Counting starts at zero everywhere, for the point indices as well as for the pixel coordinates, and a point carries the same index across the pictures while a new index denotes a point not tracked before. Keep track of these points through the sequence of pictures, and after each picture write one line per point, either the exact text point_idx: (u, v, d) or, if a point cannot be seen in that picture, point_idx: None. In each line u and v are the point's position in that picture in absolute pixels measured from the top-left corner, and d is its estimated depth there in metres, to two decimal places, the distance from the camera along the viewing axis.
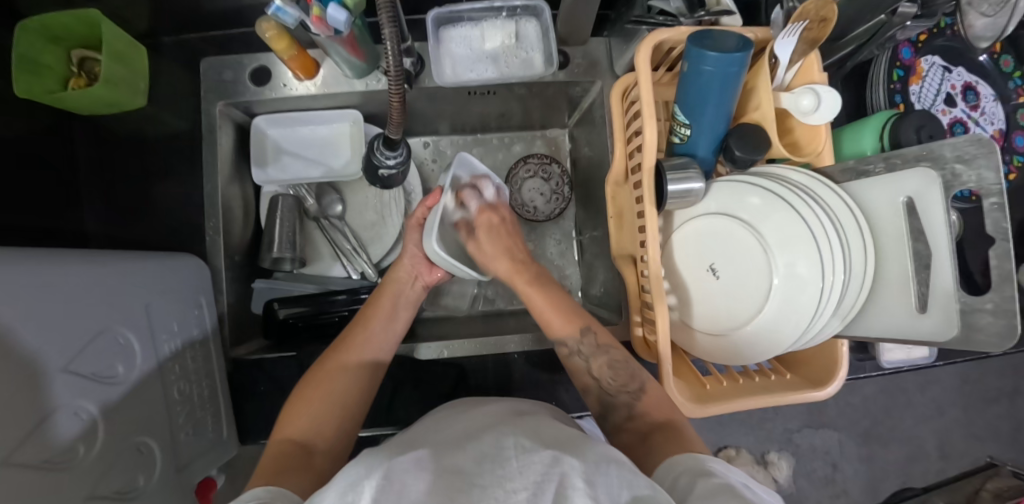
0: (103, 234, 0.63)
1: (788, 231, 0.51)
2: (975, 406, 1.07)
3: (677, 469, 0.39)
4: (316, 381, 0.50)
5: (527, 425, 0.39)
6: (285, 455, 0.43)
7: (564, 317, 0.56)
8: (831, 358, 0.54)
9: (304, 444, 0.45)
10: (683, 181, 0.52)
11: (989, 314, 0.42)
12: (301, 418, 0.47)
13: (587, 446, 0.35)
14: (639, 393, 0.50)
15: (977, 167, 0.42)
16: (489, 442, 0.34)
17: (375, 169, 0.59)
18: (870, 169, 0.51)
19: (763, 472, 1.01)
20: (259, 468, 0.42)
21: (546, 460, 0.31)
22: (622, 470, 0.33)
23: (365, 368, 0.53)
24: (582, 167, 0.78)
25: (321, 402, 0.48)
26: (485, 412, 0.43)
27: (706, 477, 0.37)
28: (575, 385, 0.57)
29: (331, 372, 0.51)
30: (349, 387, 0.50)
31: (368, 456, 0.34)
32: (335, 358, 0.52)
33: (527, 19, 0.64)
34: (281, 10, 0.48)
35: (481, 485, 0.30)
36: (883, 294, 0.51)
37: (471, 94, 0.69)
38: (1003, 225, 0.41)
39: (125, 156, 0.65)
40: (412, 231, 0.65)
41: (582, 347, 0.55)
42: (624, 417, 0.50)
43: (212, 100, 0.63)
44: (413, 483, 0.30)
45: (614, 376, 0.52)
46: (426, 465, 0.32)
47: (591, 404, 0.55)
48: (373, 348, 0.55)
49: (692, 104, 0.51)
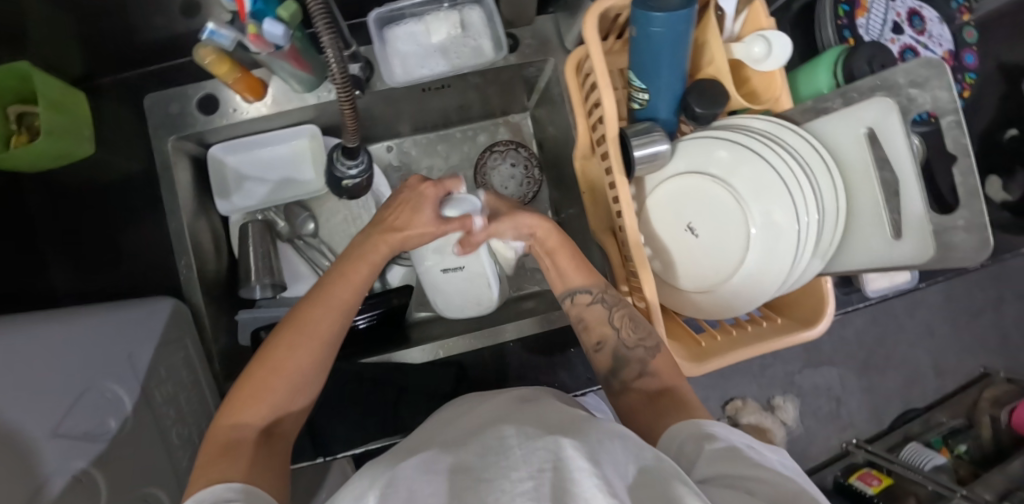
0: (73, 286, 0.61)
1: (756, 180, 0.51)
2: (961, 321, 1.12)
3: (680, 436, 0.42)
4: (274, 368, 0.45)
5: (524, 413, 0.39)
6: (239, 445, 0.42)
7: (586, 272, 0.56)
8: (817, 296, 0.55)
9: (261, 431, 0.44)
10: (648, 145, 0.52)
11: (962, 231, 0.45)
12: (254, 403, 0.44)
13: (588, 427, 0.35)
14: (656, 350, 0.51)
15: (931, 89, 0.45)
16: (493, 435, 0.35)
17: (337, 180, 0.57)
18: (828, 106, 0.53)
19: (771, 417, 1.03)
20: (218, 455, 0.41)
21: (545, 444, 0.31)
22: (622, 445, 0.33)
23: (329, 349, 0.48)
24: (549, 148, 0.77)
25: (281, 388, 0.45)
26: (489, 408, 0.43)
27: (710, 441, 0.39)
28: (590, 338, 0.55)
29: (293, 344, 0.46)
30: (309, 373, 0.47)
31: (371, 467, 0.35)
32: (296, 338, 0.46)
33: (470, 6, 0.62)
34: (215, 33, 0.48)
35: (486, 479, 0.30)
36: (858, 227, 0.52)
37: (426, 91, 0.68)
38: (962, 140, 0.44)
39: (82, 206, 0.63)
40: (423, 208, 0.52)
41: (605, 296, 0.54)
42: (636, 374, 0.51)
43: (162, 137, 0.61)
44: (419, 483, 0.31)
45: (634, 329, 0.52)
46: (431, 467, 0.32)
47: (602, 361, 0.54)
48: (340, 312, 0.49)
49: (646, 69, 0.52)
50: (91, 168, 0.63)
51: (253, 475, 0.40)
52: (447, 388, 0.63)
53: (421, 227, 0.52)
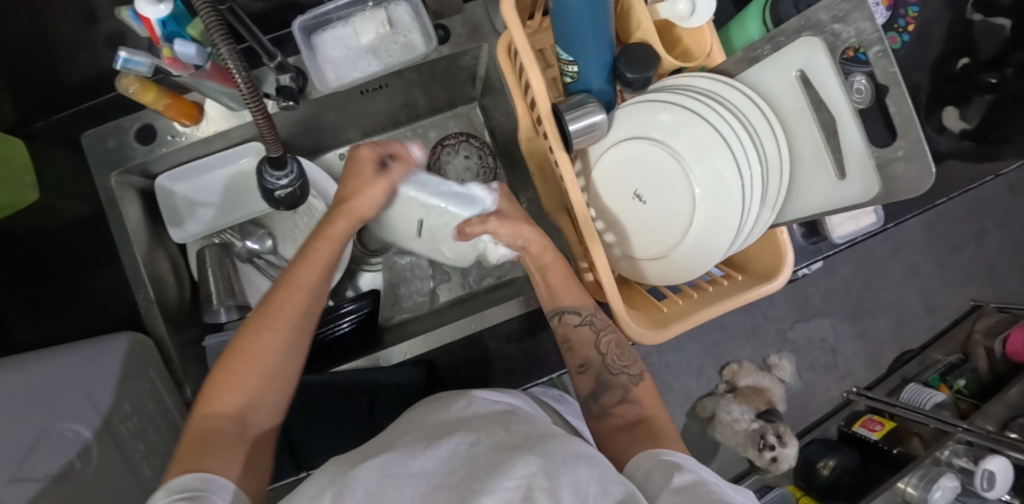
0: (34, 335, 0.61)
1: (697, 139, 0.50)
2: (945, 256, 1.12)
3: (648, 463, 0.42)
4: (247, 353, 0.44)
5: (500, 423, 0.40)
6: (214, 435, 0.40)
7: (576, 294, 0.57)
8: (776, 247, 0.54)
9: (238, 420, 0.42)
10: (582, 118, 0.51)
11: (903, 161, 0.43)
12: (231, 392, 0.42)
13: (550, 443, 0.36)
14: (639, 378, 0.54)
15: (853, 22, 0.44)
16: (460, 443, 0.36)
17: (269, 191, 0.56)
18: (759, 53, 0.51)
19: (769, 376, 1.01)
20: (185, 449, 0.38)
21: (513, 462, 0.32)
22: (589, 469, 0.34)
23: (303, 332, 0.47)
24: (500, 135, 0.77)
25: (258, 376, 0.43)
26: (456, 412, 0.43)
27: (676, 471, 0.39)
28: (573, 360, 0.56)
29: (265, 330, 0.45)
30: (288, 359, 0.45)
31: (335, 465, 0.37)
32: (268, 322, 0.45)
33: (395, 2, 0.62)
34: (130, 61, 0.47)
35: (447, 486, 0.31)
36: (804, 172, 0.52)
37: (365, 93, 0.67)
38: (891, 70, 0.42)
39: (33, 252, 0.62)
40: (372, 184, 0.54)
41: (594, 319, 0.56)
42: (617, 401, 0.53)
43: (104, 173, 0.60)
44: (375, 488, 0.32)
45: (619, 356, 0.55)
46: (384, 470, 0.33)
47: (582, 383, 0.55)
48: (311, 297, 0.49)
49: (570, 40, 0.51)
50: (38, 214, 0.63)
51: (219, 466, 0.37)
52: (420, 387, 0.64)
53: (373, 198, 0.54)
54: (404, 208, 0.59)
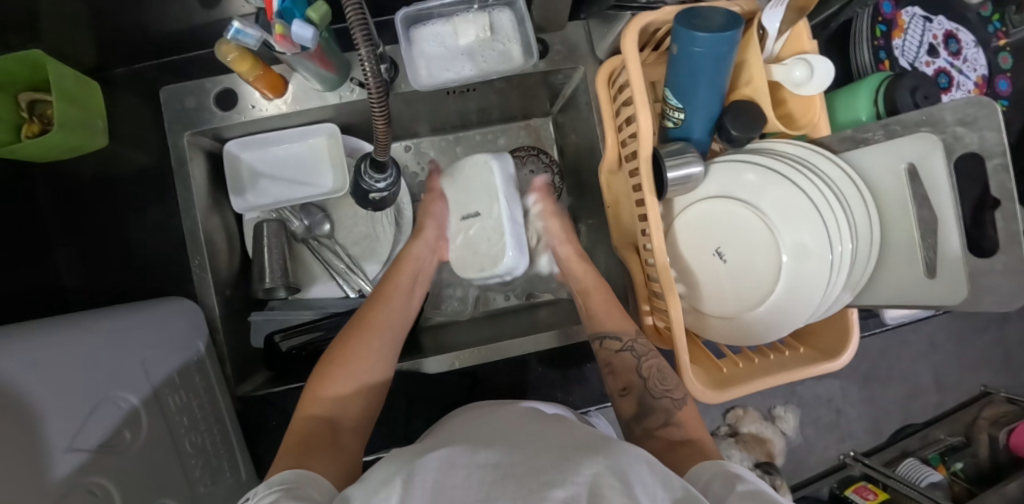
0: (81, 284, 0.60)
1: (786, 202, 0.50)
2: (965, 339, 1.13)
3: (706, 473, 0.40)
4: (341, 357, 0.51)
5: (557, 427, 0.39)
6: (312, 431, 0.44)
7: (618, 319, 0.60)
8: (843, 329, 0.54)
9: (331, 420, 0.46)
10: (682, 167, 0.51)
11: (998, 275, 0.43)
12: (325, 393, 0.48)
13: (614, 445, 0.35)
14: (683, 402, 0.52)
15: (979, 128, 0.42)
16: (518, 444, 0.35)
17: (364, 192, 0.57)
18: (869, 136, 0.51)
19: (772, 427, 1.01)
20: (287, 442, 0.43)
21: (577, 461, 0.31)
22: (650, 473, 0.33)
23: (390, 345, 0.55)
24: (570, 155, 0.76)
25: (348, 380, 0.50)
26: (505, 416, 0.42)
27: (736, 481, 0.37)
28: (615, 383, 0.56)
29: (357, 344, 0.53)
30: (374, 368, 0.52)
31: (397, 457, 0.35)
32: (359, 332, 0.54)
33: (500, 8, 0.60)
34: (240, 32, 0.46)
35: (512, 475, 0.30)
36: (891, 259, 0.51)
37: (451, 93, 0.67)
38: (1008, 185, 0.42)
39: (91, 197, 0.61)
40: (435, 204, 0.68)
41: (635, 344, 0.57)
42: (662, 422, 0.50)
43: (177, 131, 0.58)
44: (444, 477, 0.31)
45: (661, 380, 0.54)
46: (454, 461, 0.33)
47: (626, 406, 0.54)
48: (393, 318, 0.57)
49: (684, 87, 0.50)
50: (102, 160, 0.61)
51: (317, 462, 0.40)
52: (459, 399, 0.64)
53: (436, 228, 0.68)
54: (461, 195, 0.65)
